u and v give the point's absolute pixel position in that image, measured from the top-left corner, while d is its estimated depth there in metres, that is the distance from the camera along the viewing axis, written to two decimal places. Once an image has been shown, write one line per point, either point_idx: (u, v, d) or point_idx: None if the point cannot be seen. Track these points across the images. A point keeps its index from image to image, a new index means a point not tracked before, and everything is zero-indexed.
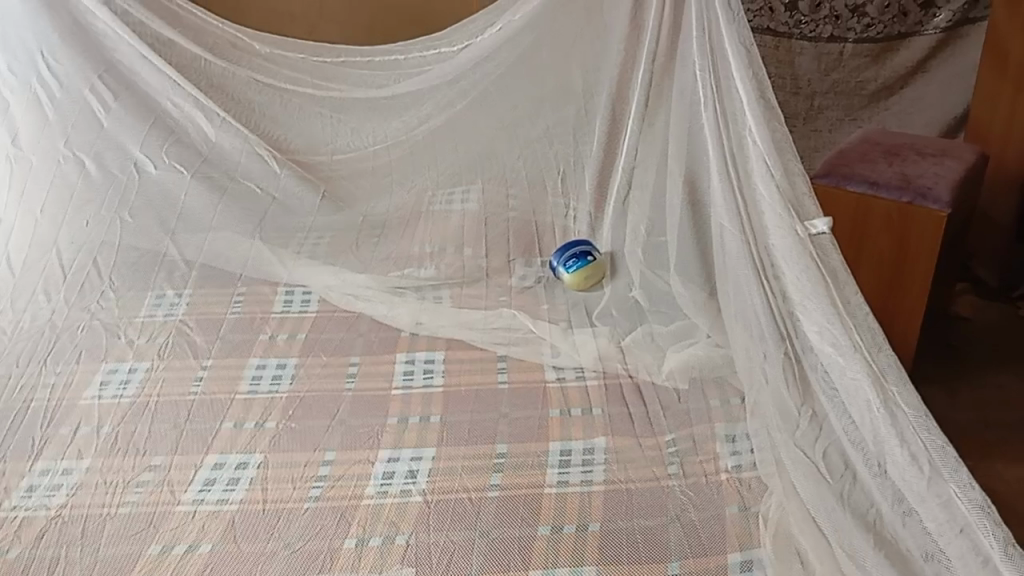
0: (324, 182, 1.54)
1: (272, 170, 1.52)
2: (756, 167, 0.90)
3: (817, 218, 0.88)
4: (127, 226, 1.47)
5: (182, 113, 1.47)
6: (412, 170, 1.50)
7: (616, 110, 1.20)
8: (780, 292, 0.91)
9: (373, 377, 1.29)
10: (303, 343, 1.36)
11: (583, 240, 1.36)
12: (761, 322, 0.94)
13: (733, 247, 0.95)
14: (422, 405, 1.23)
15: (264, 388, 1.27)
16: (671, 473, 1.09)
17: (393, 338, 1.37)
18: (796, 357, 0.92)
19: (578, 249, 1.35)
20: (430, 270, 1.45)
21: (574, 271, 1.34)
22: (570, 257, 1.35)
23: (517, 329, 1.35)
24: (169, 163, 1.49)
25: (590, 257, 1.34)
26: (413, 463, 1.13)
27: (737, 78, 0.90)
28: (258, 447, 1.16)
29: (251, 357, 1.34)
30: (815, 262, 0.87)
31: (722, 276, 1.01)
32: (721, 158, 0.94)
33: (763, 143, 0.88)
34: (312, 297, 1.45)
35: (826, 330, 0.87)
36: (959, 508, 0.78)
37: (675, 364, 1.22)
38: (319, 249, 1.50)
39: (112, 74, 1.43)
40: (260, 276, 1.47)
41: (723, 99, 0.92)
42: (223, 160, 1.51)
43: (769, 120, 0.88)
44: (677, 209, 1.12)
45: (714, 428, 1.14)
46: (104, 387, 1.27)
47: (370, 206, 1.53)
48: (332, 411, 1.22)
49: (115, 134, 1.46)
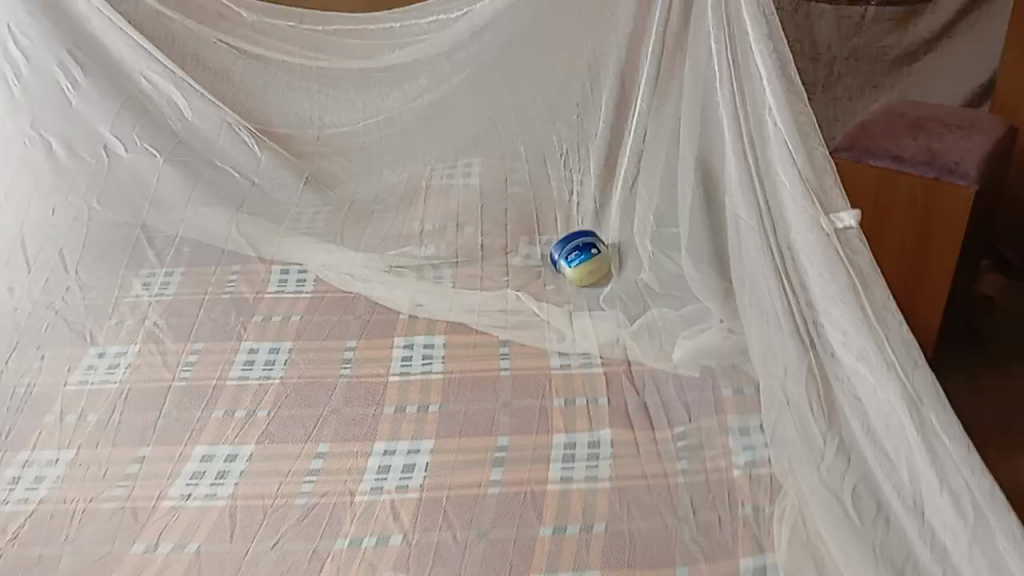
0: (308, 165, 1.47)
1: (254, 153, 1.45)
2: (778, 153, 0.84)
3: (842, 211, 0.82)
4: (97, 213, 1.42)
5: (158, 91, 1.39)
6: (409, 149, 1.42)
7: (626, 84, 1.13)
8: (800, 287, 0.86)
9: (370, 363, 1.23)
10: (298, 326, 1.31)
11: (585, 231, 1.30)
12: (778, 316, 0.88)
13: (750, 237, 0.90)
14: (420, 394, 1.17)
15: (256, 373, 1.22)
16: (679, 470, 1.04)
17: (393, 322, 1.31)
18: (814, 358, 0.86)
19: (581, 242, 1.29)
20: (431, 249, 1.40)
21: (577, 264, 1.28)
22: (571, 250, 1.29)
23: (521, 312, 1.30)
24: (142, 145, 1.44)
25: (592, 249, 1.28)
26: (410, 456, 1.08)
27: (757, 54, 0.84)
28: (249, 438, 1.11)
29: (244, 341, 1.28)
30: (841, 255, 0.81)
31: (738, 268, 0.96)
32: (740, 143, 0.88)
33: (785, 126, 0.82)
34: (307, 277, 1.40)
35: (846, 333, 0.82)
36: (1009, 565, 0.70)
37: (686, 351, 1.16)
38: (317, 228, 1.45)
39: (83, 49, 1.35)
40: (256, 252, 1.44)
41: (742, 79, 0.86)
42: (200, 142, 1.44)
43: (790, 100, 0.82)
44: (689, 192, 1.06)
45: (727, 419, 1.09)
46: (90, 372, 1.22)
47: (360, 185, 1.47)
48: (328, 399, 1.17)
49: (87, 115, 1.40)
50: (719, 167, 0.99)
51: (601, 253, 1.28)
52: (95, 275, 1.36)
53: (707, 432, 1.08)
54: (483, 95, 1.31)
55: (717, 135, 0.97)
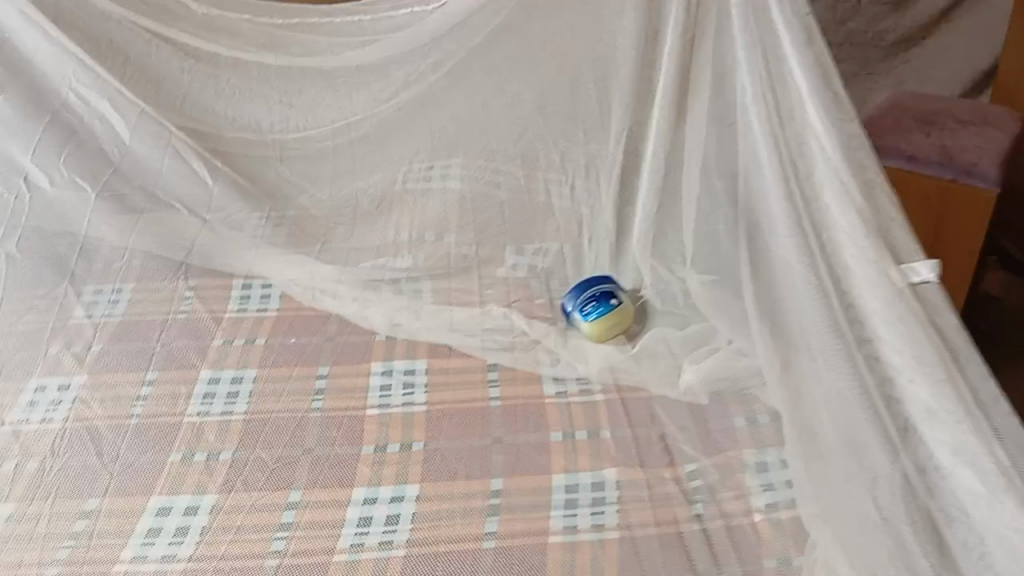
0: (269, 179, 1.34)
1: (201, 180, 1.33)
2: (830, 186, 0.76)
3: (917, 262, 0.74)
4: (15, 261, 1.28)
5: (87, 107, 1.32)
6: (381, 157, 1.28)
7: (630, 85, 1.00)
8: (866, 351, 0.75)
9: (344, 394, 1.11)
10: (264, 350, 1.19)
11: (604, 279, 1.16)
12: (844, 387, 0.77)
13: (801, 292, 0.79)
14: (400, 430, 1.06)
15: (217, 408, 1.10)
16: (694, 515, 0.95)
17: (367, 343, 1.19)
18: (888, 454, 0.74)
19: (601, 294, 1.13)
20: (408, 261, 1.28)
21: (597, 317, 1.13)
22: (590, 301, 1.14)
23: (511, 332, 1.18)
24: (69, 177, 1.34)
25: (615, 303, 1.13)
26: (392, 506, 0.97)
27: (797, 72, 0.76)
28: (211, 485, 0.99)
29: (203, 369, 1.16)
30: (920, 312, 0.72)
31: (773, 322, 0.85)
32: (780, 174, 0.78)
33: (839, 153, 0.74)
34: (271, 294, 1.29)
35: (933, 412, 0.71)
36: None
37: (693, 377, 1.06)
38: (283, 233, 1.32)
39: (2, 62, 1.28)
40: (211, 265, 1.32)
41: (776, 96, 0.78)
42: (136, 168, 1.34)
43: (839, 120, 0.75)
44: (706, 207, 0.93)
45: (742, 456, 0.99)
46: (30, 410, 1.09)
47: (324, 197, 1.33)
48: (299, 437, 1.05)
49: (4, 143, 1.33)
50: (741, 193, 0.86)
51: (621, 303, 1.13)
52: (27, 291, 1.25)
53: (721, 470, 0.99)
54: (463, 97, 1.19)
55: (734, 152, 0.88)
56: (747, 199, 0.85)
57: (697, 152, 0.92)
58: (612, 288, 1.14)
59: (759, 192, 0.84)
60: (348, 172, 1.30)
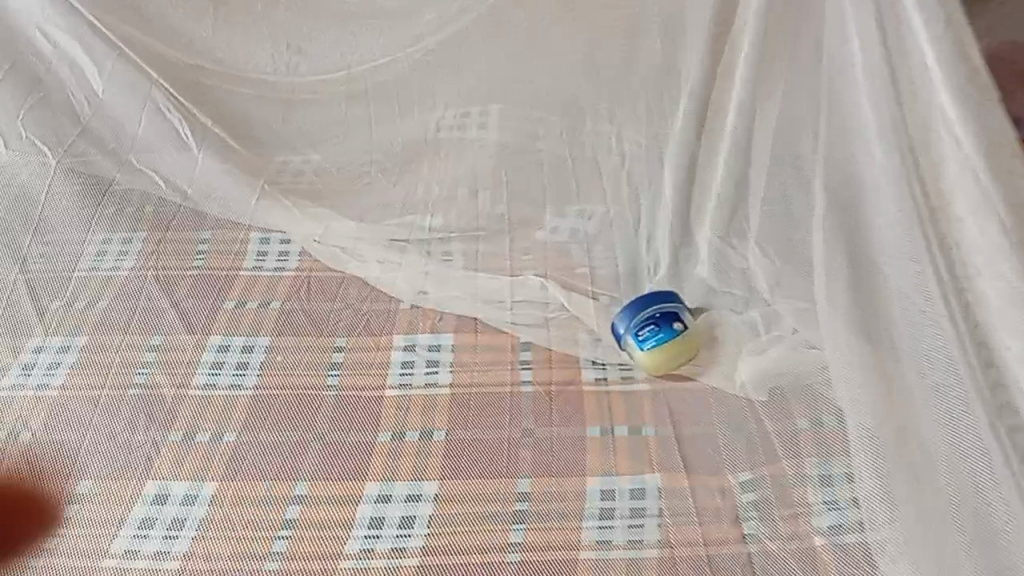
0: (279, 124, 1.21)
1: (182, 142, 1.22)
2: (965, 192, 0.65)
3: None
4: None
5: (61, 55, 1.22)
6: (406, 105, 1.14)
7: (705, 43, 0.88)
8: (999, 398, 0.63)
9: (362, 369, 1.02)
10: (278, 314, 1.09)
11: (668, 297, 0.98)
12: (957, 420, 0.65)
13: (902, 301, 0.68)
14: (421, 417, 0.96)
15: (224, 381, 1.01)
16: (747, 536, 0.84)
17: (390, 312, 1.09)
18: (992, 477, 0.63)
19: (663, 317, 0.97)
20: (438, 219, 1.16)
21: (655, 346, 0.96)
22: (648, 325, 0.97)
23: (549, 305, 1.07)
24: (26, 140, 1.24)
25: (678, 329, 0.97)
26: (408, 506, 0.88)
27: (923, 45, 0.66)
28: (212, 471, 0.91)
29: (212, 334, 1.06)
30: None
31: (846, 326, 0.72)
32: (900, 166, 0.68)
33: (974, 149, 0.64)
34: (290, 252, 1.17)
35: None
36: None
37: (750, 369, 0.94)
38: (305, 180, 1.21)
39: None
40: (230, 214, 1.22)
41: (895, 75, 0.67)
42: (109, 129, 1.24)
43: (973, 99, 0.64)
44: (800, 181, 0.81)
45: (804, 466, 0.85)
46: (28, 372, 1.02)
47: (341, 147, 1.19)
48: (311, 419, 0.96)
49: None
50: (823, 178, 0.75)
51: (685, 330, 0.97)
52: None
53: (779, 482, 0.86)
54: (511, 49, 1.06)
55: (834, 125, 0.74)
56: (837, 183, 0.74)
57: (787, 120, 0.81)
58: (675, 309, 0.97)
59: (864, 185, 0.72)
60: (372, 123, 1.16)
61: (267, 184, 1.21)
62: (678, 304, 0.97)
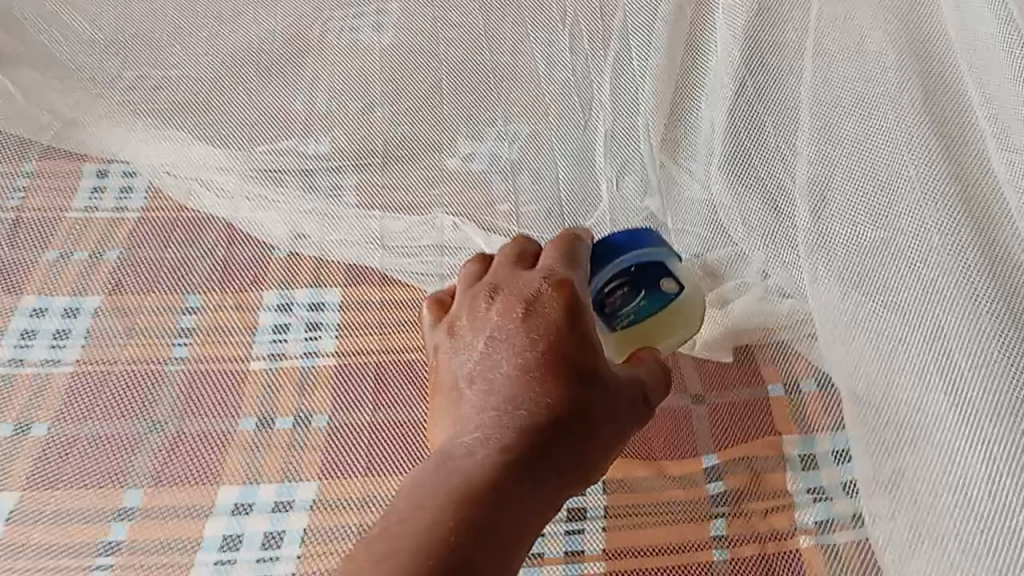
0: (118, 37, 0.95)
1: None
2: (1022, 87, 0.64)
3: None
4: None
5: None
6: (292, 9, 0.94)
7: None
8: (988, 251, 0.62)
9: (217, 337, 0.79)
10: (112, 269, 0.83)
11: (650, 242, 0.68)
12: (949, 267, 0.62)
13: (955, 230, 0.62)
14: (294, 398, 0.75)
15: (38, 354, 0.79)
16: (714, 541, 0.66)
17: (258, 262, 0.83)
18: (975, 331, 0.60)
19: (640, 277, 0.66)
20: (323, 143, 0.87)
21: (632, 320, 0.65)
22: (617, 289, 0.65)
23: (462, 249, 0.81)
24: None
25: (667, 295, 0.66)
26: (273, 519, 0.70)
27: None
28: (13, 476, 0.73)
29: (26, 294, 0.82)
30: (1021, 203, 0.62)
31: (854, 231, 0.66)
32: (914, 85, 0.68)
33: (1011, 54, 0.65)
34: (135, 185, 0.88)
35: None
36: None
37: (727, 323, 0.71)
38: (162, 100, 0.91)
39: None
40: (58, 143, 0.91)
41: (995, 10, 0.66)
42: None
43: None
44: (859, 91, 0.69)
45: (781, 447, 0.68)
46: None
47: (201, 55, 0.93)
48: (144, 404, 0.76)
49: None
50: (807, 93, 0.71)
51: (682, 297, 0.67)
52: None
53: (746, 466, 0.68)
54: None
55: (835, 42, 0.72)
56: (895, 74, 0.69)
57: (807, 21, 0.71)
58: (661, 263, 0.67)
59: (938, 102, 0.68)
60: (238, 26, 0.94)
61: (51, 101, 0.92)
62: (656, 254, 0.67)
